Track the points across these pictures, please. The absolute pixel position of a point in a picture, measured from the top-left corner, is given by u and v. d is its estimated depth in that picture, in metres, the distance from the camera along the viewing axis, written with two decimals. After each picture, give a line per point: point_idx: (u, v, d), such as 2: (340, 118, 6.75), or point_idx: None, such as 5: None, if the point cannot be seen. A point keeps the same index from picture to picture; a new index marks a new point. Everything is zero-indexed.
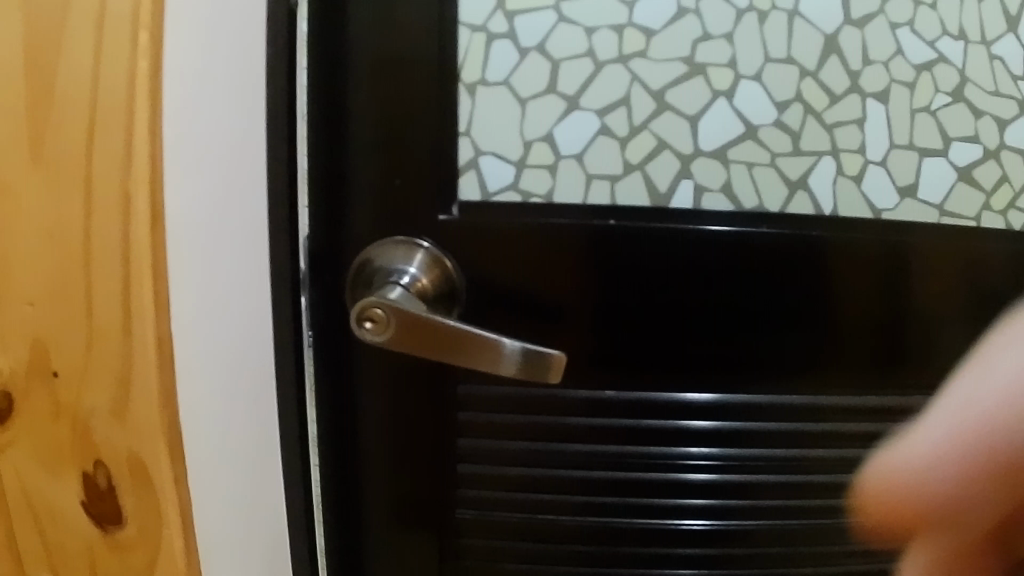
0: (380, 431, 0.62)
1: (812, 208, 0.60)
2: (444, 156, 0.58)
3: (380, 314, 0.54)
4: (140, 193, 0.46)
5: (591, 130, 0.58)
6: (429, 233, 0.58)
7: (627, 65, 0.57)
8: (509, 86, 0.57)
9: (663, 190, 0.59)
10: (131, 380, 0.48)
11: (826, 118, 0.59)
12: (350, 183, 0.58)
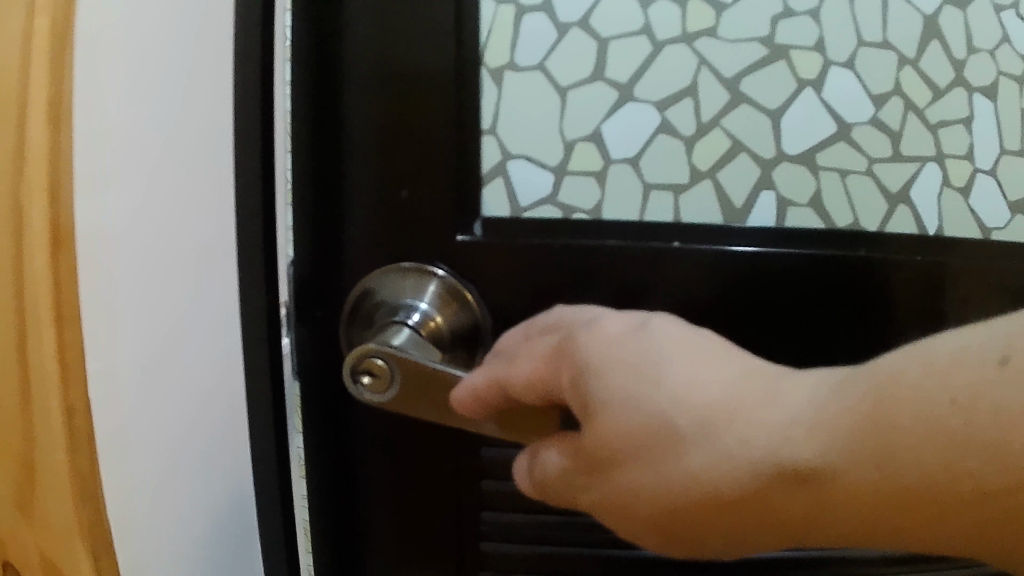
0: (389, 487, 0.52)
1: (916, 226, 0.48)
2: (466, 161, 0.46)
3: (380, 366, 0.42)
4: (35, 204, 0.34)
5: (651, 128, 0.47)
6: (444, 256, 0.47)
7: (693, 46, 0.46)
8: (545, 71, 0.46)
9: (739, 204, 0.48)
10: (34, 463, 0.37)
11: (929, 116, 0.48)
12: (348, 195, 0.47)
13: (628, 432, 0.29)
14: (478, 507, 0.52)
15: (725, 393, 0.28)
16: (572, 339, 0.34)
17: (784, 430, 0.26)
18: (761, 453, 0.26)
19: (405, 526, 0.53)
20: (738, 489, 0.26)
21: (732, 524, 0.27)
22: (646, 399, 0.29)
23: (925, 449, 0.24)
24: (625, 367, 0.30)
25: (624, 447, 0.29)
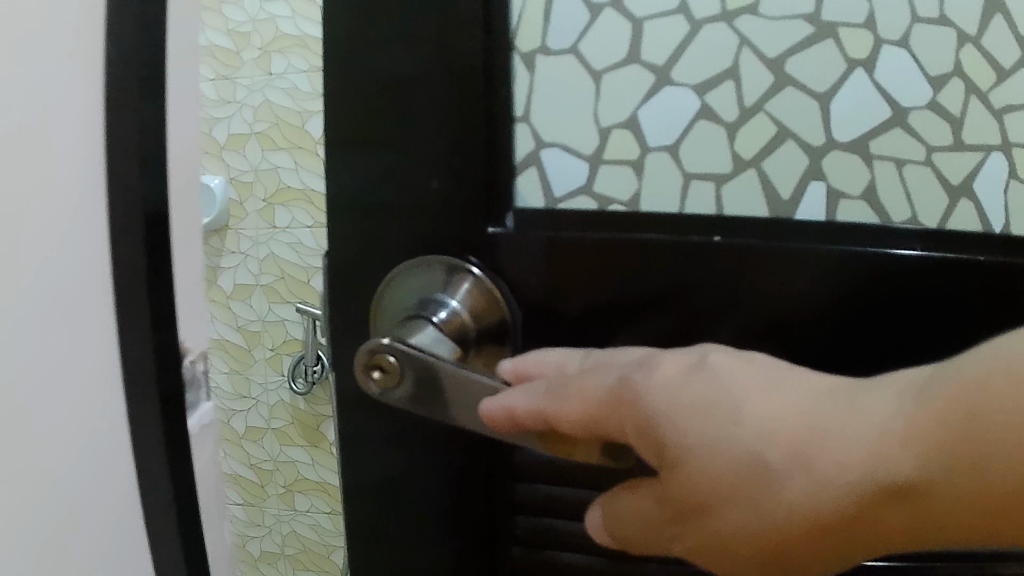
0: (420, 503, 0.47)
1: (979, 223, 0.41)
2: (495, 162, 0.42)
3: (393, 364, 0.38)
4: None
5: (690, 112, 0.43)
6: (479, 251, 0.42)
7: (733, 25, 0.41)
8: (578, 54, 0.43)
9: (785, 197, 0.43)
10: None
11: (993, 100, 0.40)
12: (381, 184, 0.42)
13: (718, 480, 0.25)
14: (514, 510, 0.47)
15: (797, 424, 0.24)
16: (633, 381, 0.28)
17: (870, 450, 0.22)
18: (854, 473, 0.22)
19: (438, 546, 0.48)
20: (835, 516, 0.23)
21: (848, 547, 0.24)
22: (732, 439, 0.24)
23: (1015, 452, 0.20)
24: (698, 414, 0.25)
25: (721, 483, 0.25)
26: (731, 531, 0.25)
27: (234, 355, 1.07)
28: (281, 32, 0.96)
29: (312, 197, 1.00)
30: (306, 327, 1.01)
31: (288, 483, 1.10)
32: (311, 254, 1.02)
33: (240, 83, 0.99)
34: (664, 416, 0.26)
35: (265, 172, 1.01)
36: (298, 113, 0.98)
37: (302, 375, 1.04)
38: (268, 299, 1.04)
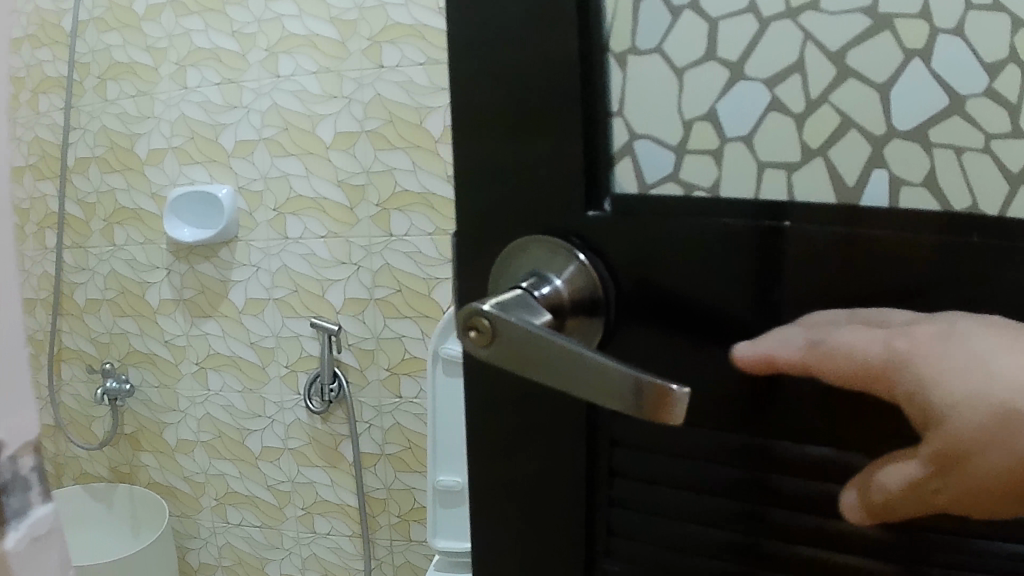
0: (503, 511, 0.37)
1: None
2: (593, 153, 0.31)
3: (486, 328, 0.29)
4: None
5: (757, 109, 0.29)
6: (585, 228, 0.31)
7: (798, 22, 0.28)
8: (664, 54, 0.30)
9: (852, 184, 0.28)
10: None
11: None
12: (487, 160, 0.32)
13: (965, 427, 0.26)
14: (610, 534, 0.35)
15: None
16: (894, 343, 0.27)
17: None
18: None
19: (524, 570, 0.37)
20: None
21: None
22: (984, 392, 0.25)
23: None
24: (950, 369, 0.26)
25: (967, 432, 0.26)
26: (989, 474, 0.26)
27: (248, 373, 1.00)
28: (288, 32, 0.96)
29: (325, 206, 0.98)
30: (321, 343, 0.97)
31: (307, 505, 1.02)
32: (323, 265, 0.98)
33: (248, 87, 0.98)
34: (925, 375, 0.27)
35: (275, 180, 0.99)
36: (308, 117, 0.97)
37: (319, 393, 0.97)
38: (282, 314, 0.99)
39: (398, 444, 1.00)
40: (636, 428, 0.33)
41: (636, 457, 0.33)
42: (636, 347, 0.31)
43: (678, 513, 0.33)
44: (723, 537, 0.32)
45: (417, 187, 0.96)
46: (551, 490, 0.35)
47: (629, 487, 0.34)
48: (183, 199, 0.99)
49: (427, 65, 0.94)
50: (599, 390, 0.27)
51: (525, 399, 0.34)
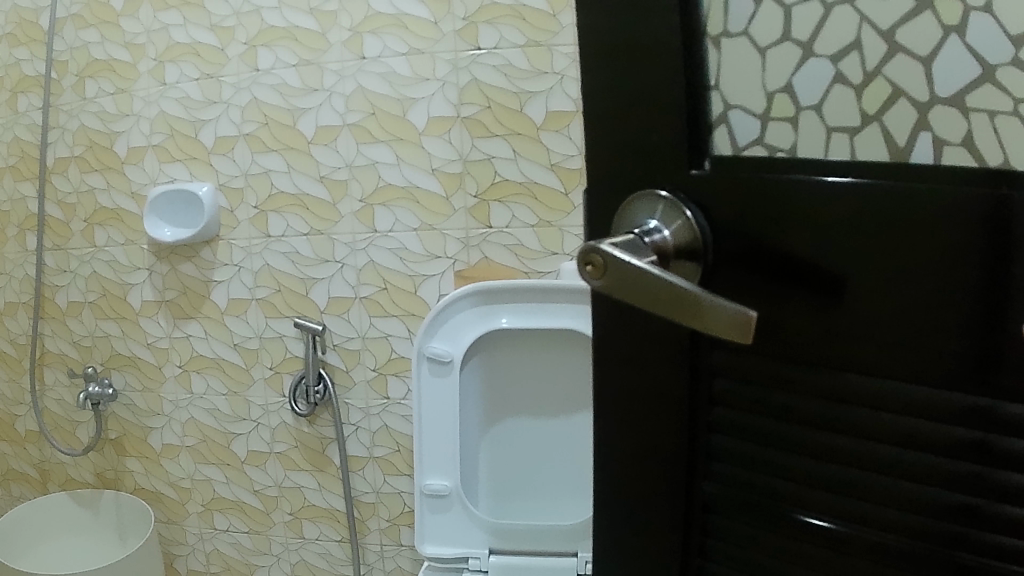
0: (615, 437, 0.41)
1: None
2: (698, 124, 0.35)
3: (601, 264, 0.34)
4: None
5: (825, 81, 0.36)
6: (705, 191, 0.35)
7: (856, 6, 0.35)
8: (751, 37, 0.37)
9: (902, 144, 0.34)
10: None
11: None
12: (612, 125, 0.37)
13: None
14: (710, 460, 0.39)
15: None
16: None
17: None
18: None
19: (634, 494, 0.42)
20: None
21: None
22: None
23: None
24: None
25: None
26: None
27: (233, 376, 0.97)
28: (267, 24, 0.94)
29: (307, 202, 0.95)
30: (304, 343, 0.94)
31: (295, 510, 0.99)
32: (306, 263, 0.95)
33: (226, 82, 0.96)
34: None
35: (254, 177, 0.96)
36: (289, 111, 0.95)
37: (304, 396, 0.94)
38: (266, 314, 0.96)
39: (387, 447, 0.97)
40: (736, 360, 0.36)
41: (734, 388, 0.37)
42: (737, 293, 0.35)
43: (789, 443, 0.36)
44: (813, 463, 0.35)
45: (401, 181, 0.95)
46: (656, 418, 0.39)
47: (728, 415, 0.38)
48: (163, 199, 0.96)
49: (410, 55, 0.93)
50: (689, 314, 0.32)
51: (642, 328, 0.39)
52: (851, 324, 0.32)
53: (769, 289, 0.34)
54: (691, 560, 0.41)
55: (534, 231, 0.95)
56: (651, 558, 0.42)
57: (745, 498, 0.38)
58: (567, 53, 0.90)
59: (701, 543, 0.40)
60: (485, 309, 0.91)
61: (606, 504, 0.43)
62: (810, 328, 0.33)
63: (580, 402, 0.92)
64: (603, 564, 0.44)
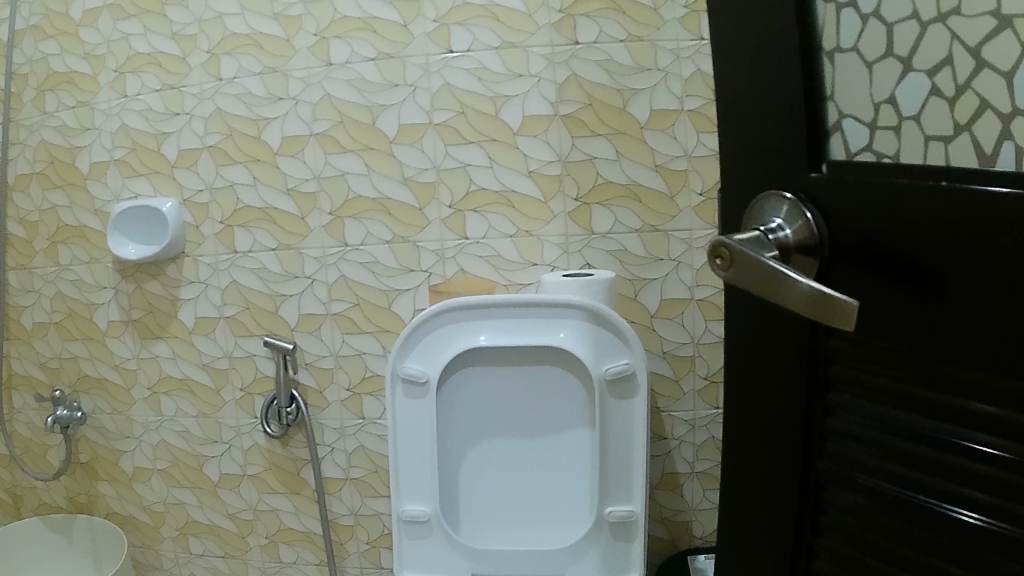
0: (744, 414, 0.44)
1: None
2: (816, 130, 0.37)
3: (727, 256, 0.37)
4: None
5: (923, 93, 0.37)
6: (820, 191, 0.37)
7: (947, 24, 0.35)
8: (859, 53, 0.38)
9: (990, 152, 0.34)
10: None
11: None
12: (747, 129, 0.40)
13: None
14: (824, 441, 0.40)
15: None
16: None
17: None
18: None
19: (754, 464, 0.44)
20: None
21: None
22: None
23: None
24: None
25: None
26: None
27: (203, 398, 0.94)
28: (230, 31, 0.91)
29: (274, 216, 0.91)
30: (275, 362, 0.90)
31: (271, 534, 0.96)
32: (274, 279, 0.91)
33: (189, 92, 0.93)
34: None
35: (220, 191, 0.93)
36: (254, 121, 0.92)
37: (277, 417, 0.91)
38: (234, 334, 0.92)
39: (364, 468, 0.93)
40: (850, 346, 0.38)
41: (847, 372, 0.38)
42: (850, 286, 0.36)
43: (888, 424, 0.37)
44: (913, 448, 0.36)
45: (372, 193, 0.91)
46: (776, 397, 0.42)
47: (840, 400, 0.39)
48: (125, 217, 0.93)
49: (379, 60, 0.90)
50: (790, 298, 0.34)
51: (769, 312, 0.41)
52: (941, 318, 0.33)
53: (879, 281, 0.35)
54: (805, 533, 0.43)
55: (512, 241, 0.92)
56: (771, 530, 0.44)
57: (849, 474, 0.39)
58: (544, 55, 0.89)
59: (812, 516, 0.42)
60: (461, 327, 0.87)
61: (737, 476, 0.46)
62: (911, 319, 0.34)
63: (565, 420, 0.89)
64: (730, 527, 0.48)
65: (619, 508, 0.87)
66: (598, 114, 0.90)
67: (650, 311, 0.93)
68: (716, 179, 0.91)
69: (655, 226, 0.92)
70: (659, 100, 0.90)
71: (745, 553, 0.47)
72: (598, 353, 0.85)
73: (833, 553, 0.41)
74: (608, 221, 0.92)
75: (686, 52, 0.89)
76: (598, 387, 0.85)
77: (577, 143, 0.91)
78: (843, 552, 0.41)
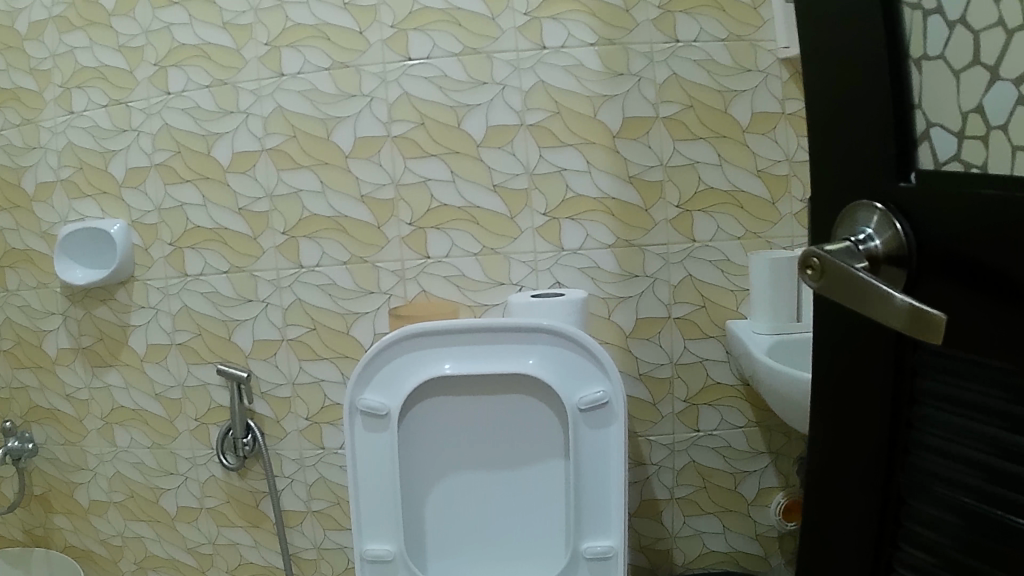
0: (827, 426, 0.43)
1: None
2: (906, 138, 0.36)
3: (816, 266, 0.36)
4: None
5: (1010, 102, 0.35)
6: (908, 200, 0.36)
7: None
8: (946, 61, 0.37)
9: None
10: None
11: None
12: (836, 137, 0.39)
13: None
14: (908, 453, 0.39)
15: None
16: None
17: None
18: None
19: (835, 476, 0.43)
20: None
21: None
22: None
23: None
24: None
25: None
26: None
27: (157, 428, 0.90)
28: (178, 42, 0.86)
29: (225, 237, 0.87)
30: (229, 391, 0.86)
31: (231, 568, 0.91)
32: (226, 304, 0.87)
33: (136, 107, 0.88)
34: None
35: (169, 211, 0.88)
36: (202, 137, 0.87)
37: (232, 448, 0.86)
38: (187, 361, 0.88)
39: (325, 500, 0.88)
40: (937, 359, 0.36)
41: (935, 385, 0.37)
42: (941, 299, 0.34)
43: (973, 437, 0.35)
44: (999, 462, 0.34)
45: (327, 211, 0.86)
46: (861, 407, 0.41)
47: (926, 412, 0.37)
48: (74, 240, 0.88)
49: (334, 69, 0.84)
50: (885, 313, 0.33)
51: (858, 323, 0.40)
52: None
53: (961, 294, 0.33)
54: (884, 546, 0.41)
55: (476, 260, 0.86)
56: (851, 544, 0.43)
57: (933, 488, 0.38)
58: (509, 61, 0.84)
59: (892, 531, 0.40)
60: (424, 354, 0.81)
61: (818, 488, 0.45)
62: (994, 333, 0.32)
63: (537, 452, 0.83)
64: (809, 542, 0.46)
65: (597, 543, 0.81)
66: (567, 123, 0.85)
67: (625, 331, 0.88)
68: (694, 190, 0.86)
69: (630, 241, 0.86)
70: (631, 107, 0.84)
71: (823, 567, 0.45)
72: (570, 380, 0.80)
73: (911, 569, 0.39)
74: (580, 236, 0.86)
75: (660, 54, 0.84)
76: (571, 416, 0.80)
77: (545, 154, 0.85)
78: (920, 568, 0.39)
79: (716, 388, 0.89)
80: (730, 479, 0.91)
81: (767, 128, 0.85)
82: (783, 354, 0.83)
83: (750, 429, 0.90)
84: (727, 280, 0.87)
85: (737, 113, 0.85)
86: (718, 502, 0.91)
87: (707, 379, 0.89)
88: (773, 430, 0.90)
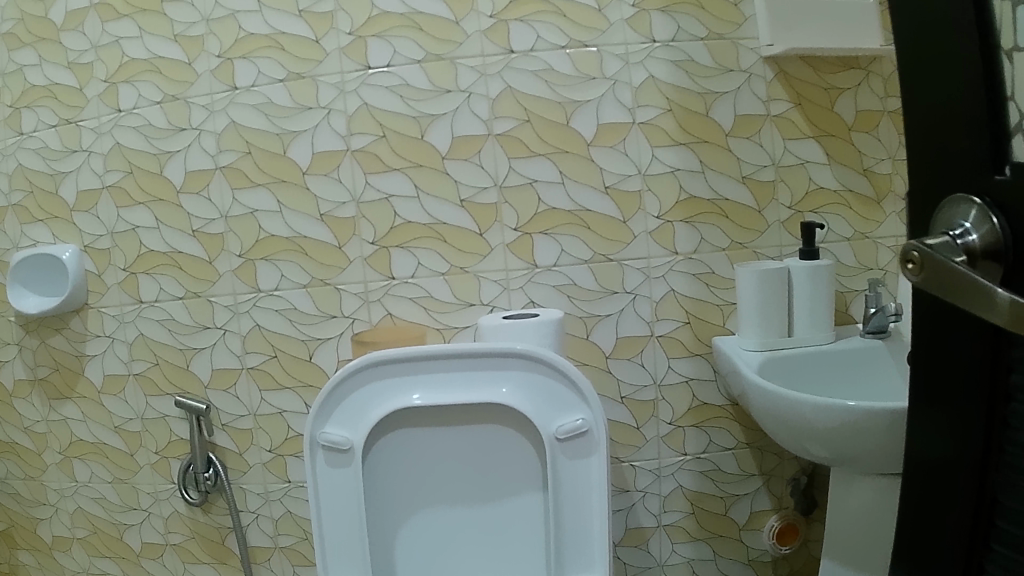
0: (923, 421, 0.40)
1: None
2: (1001, 130, 0.33)
3: (919, 262, 0.33)
4: None
5: None
6: (1005, 189, 0.32)
7: None
8: None
9: None
10: None
11: None
12: (928, 133, 0.36)
13: None
14: (1002, 454, 0.35)
15: None
16: None
17: None
18: None
19: (929, 472, 0.40)
20: None
21: None
22: None
23: None
24: None
25: None
26: None
27: (117, 462, 0.86)
28: (128, 57, 0.82)
29: (180, 261, 0.82)
30: (188, 423, 0.81)
31: None
32: (183, 331, 0.83)
33: (86, 126, 0.84)
34: None
35: (122, 235, 0.84)
36: (155, 156, 0.82)
37: (195, 483, 0.82)
38: (145, 392, 0.84)
39: (293, 535, 0.84)
40: None
41: None
42: None
43: None
44: None
45: (286, 231, 0.81)
46: (956, 402, 0.37)
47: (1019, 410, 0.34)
48: (25, 265, 0.84)
49: (289, 81, 0.79)
50: (993, 309, 0.30)
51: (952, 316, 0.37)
52: None
53: None
54: (978, 547, 0.37)
55: (445, 279, 0.81)
56: (942, 544, 0.39)
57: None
58: (474, 67, 0.79)
59: (987, 531, 0.37)
60: (389, 383, 0.75)
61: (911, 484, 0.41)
62: None
63: (514, 484, 0.78)
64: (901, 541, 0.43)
65: None
66: (538, 131, 0.79)
67: (606, 352, 0.82)
68: (676, 201, 0.80)
69: (608, 255, 0.81)
70: (607, 112, 0.79)
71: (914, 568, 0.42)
72: (548, 408, 0.75)
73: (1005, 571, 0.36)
74: (553, 252, 0.81)
75: (636, 55, 0.78)
76: (549, 446, 0.74)
77: (515, 165, 0.80)
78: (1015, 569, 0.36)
79: (703, 409, 0.84)
80: (721, 504, 0.85)
81: (751, 131, 0.80)
82: (777, 374, 0.77)
83: (740, 451, 0.85)
84: (712, 295, 0.82)
85: (719, 116, 0.80)
86: (710, 529, 0.86)
87: (693, 400, 0.83)
88: (763, 450, 0.85)
